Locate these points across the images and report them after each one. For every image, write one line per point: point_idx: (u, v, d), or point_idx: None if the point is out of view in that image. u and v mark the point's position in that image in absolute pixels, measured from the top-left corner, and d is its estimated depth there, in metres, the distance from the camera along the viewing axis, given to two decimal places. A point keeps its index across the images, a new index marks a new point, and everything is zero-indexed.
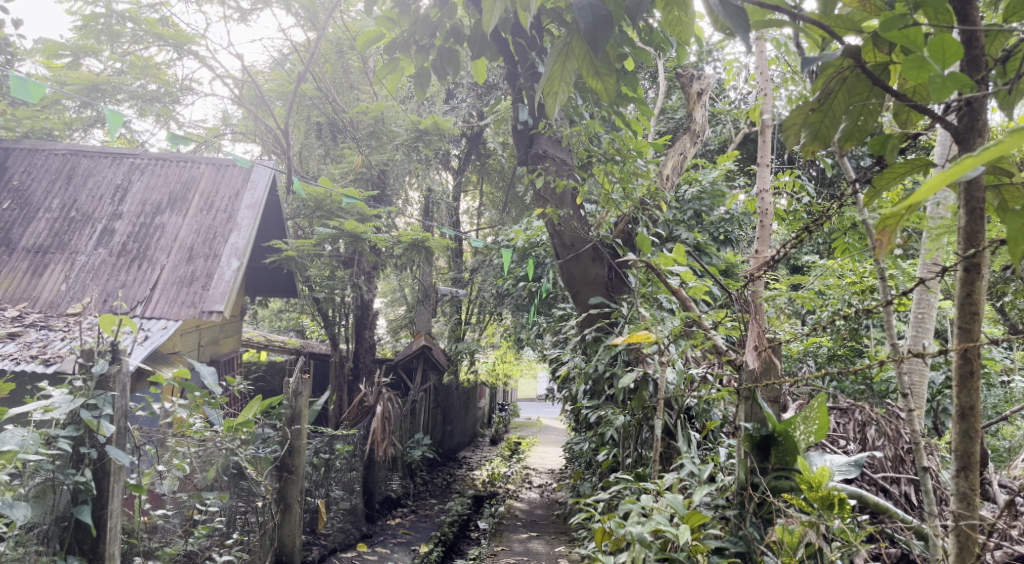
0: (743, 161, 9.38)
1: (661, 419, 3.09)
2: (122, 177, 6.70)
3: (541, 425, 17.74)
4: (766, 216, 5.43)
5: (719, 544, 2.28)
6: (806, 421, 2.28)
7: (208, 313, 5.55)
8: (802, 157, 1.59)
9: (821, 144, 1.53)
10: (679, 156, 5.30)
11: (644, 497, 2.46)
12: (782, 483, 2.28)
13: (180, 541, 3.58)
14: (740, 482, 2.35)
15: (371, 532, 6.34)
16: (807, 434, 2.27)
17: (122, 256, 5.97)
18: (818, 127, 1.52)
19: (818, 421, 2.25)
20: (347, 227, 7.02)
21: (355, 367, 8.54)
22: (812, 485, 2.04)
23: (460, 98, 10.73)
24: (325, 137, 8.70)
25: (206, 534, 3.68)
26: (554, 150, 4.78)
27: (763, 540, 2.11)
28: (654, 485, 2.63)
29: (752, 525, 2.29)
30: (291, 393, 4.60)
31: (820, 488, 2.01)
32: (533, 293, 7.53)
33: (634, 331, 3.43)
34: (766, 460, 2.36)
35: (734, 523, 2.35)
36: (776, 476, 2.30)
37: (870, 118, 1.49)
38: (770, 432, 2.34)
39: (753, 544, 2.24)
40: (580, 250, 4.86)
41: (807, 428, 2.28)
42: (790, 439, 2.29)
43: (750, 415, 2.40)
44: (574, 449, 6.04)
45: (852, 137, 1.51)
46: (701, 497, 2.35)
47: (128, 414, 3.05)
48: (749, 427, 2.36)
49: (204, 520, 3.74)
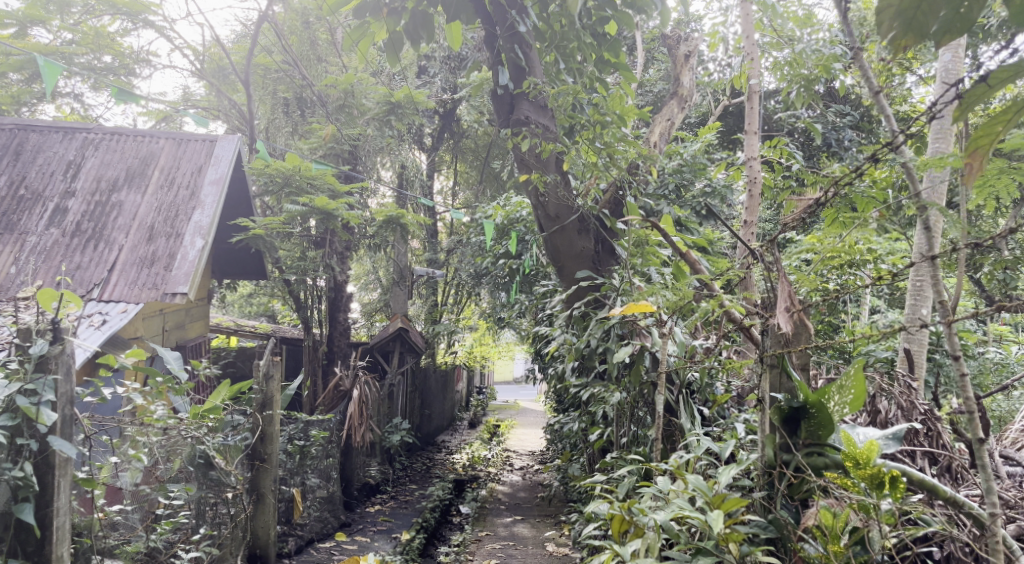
0: (722, 135, 9.26)
1: (663, 395, 2.88)
2: (75, 152, 6.27)
3: (519, 407, 17.59)
4: (753, 185, 5.42)
5: (751, 530, 2.12)
6: (841, 391, 2.15)
7: (172, 295, 5.24)
8: (891, 54, 1.48)
9: (914, 36, 1.42)
10: (667, 123, 5.07)
11: (661, 481, 2.28)
12: (817, 460, 2.13)
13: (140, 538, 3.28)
14: (769, 461, 2.21)
15: (351, 521, 6.10)
16: (842, 406, 2.14)
17: (76, 236, 5.60)
18: (912, 16, 1.43)
19: (854, 392, 2.11)
20: (318, 203, 6.68)
21: (330, 351, 8.22)
22: (858, 462, 1.96)
23: (433, 72, 10.45)
24: (293, 111, 8.30)
25: (170, 529, 3.40)
26: (536, 116, 4.62)
27: (801, 525, 2.03)
28: (669, 463, 2.46)
29: (784, 509, 2.15)
30: (262, 376, 4.33)
31: (867, 466, 1.94)
32: (512, 271, 7.32)
33: (631, 301, 3.21)
34: (796, 434, 2.19)
35: (762, 506, 2.21)
36: (810, 453, 2.14)
37: (974, 6, 1.37)
38: (803, 404, 2.17)
39: (787, 530, 2.10)
40: (565, 221, 4.67)
41: (842, 399, 2.14)
42: (825, 412, 2.12)
43: (777, 386, 2.31)
44: (560, 429, 5.85)
45: (952, 29, 1.40)
46: (727, 478, 2.17)
47: (75, 400, 2.76)
48: (778, 399, 2.23)
49: (167, 514, 3.44)
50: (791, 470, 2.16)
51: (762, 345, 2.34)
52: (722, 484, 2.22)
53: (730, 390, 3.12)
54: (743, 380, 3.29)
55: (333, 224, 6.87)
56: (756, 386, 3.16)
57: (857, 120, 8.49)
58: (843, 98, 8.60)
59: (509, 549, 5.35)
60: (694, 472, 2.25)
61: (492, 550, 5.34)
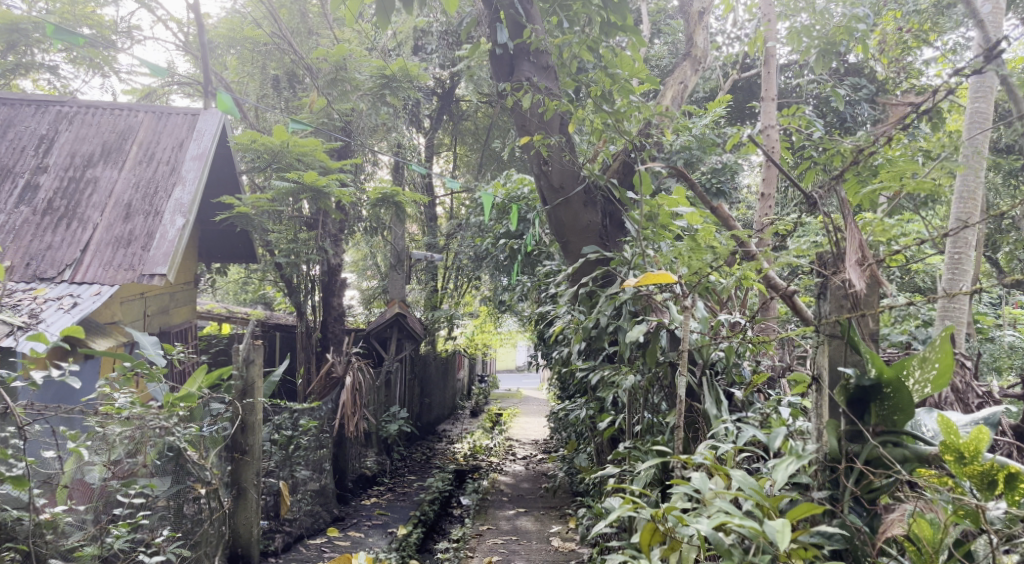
0: (731, 111, 8.87)
1: (686, 377, 2.50)
2: (48, 127, 5.92)
3: (521, 396, 17.22)
4: (771, 156, 5.08)
5: (817, 539, 1.86)
6: (922, 366, 2.00)
7: (149, 276, 4.90)
8: None
9: None
10: (680, 86, 4.73)
11: (695, 480, 1.95)
12: (895, 450, 1.94)
13: (95, 542, 2.99)
14: (834, 454, 2.00)
15: (344, 515, 5.77)
16: (923, 384, 2.00)
17: (47, 215, 5.27)
18: None
19: (938, 367, 1.97)
20: (307, 179, 6.27)
21: (324, 337, 7.88)
22: (963, 455, 1.73)
23: (430, 48, 10.08)
24: (283, 88, 8.02)
25: (131, 531, 3.09)
26: (538, 78, 4.26)
27: (881, 536, 1.76)
28: (701, 454, 2.12)
29: (854, 511, 1.93)
30: (241, 361, 3.96)
31: (976, 461, 1.71)
32: (513, 252, 6.98)
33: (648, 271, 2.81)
34: (866, 419, 2.01)
35: (826, 509, 1.97)
36: (886, 442, 1.95)
37: None
38: (876, 382, 1.97)
39: (860, 538, 1.86)
40: (571, 192, 4.34)
41: (923, 375, 1.99)
42: (905, 392, 1.94)
43: (842, 360, 2.10)
44: (565, 417, 5.52)
45: None
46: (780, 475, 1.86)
47: None
48: (847, 376, 2.02)
49: (128, 514, 3.14)
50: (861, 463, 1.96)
51: (819, 311, 2.12)
52: (778, 484, 1.90)
53: (760, 370, 2.77)
54: (773, 361, 2.94)
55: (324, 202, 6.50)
56: (790, 367, 2.80)
57: (874, 93, 8.10)
58: (858, 71, 8.22)
59: (512, 544, 5.03)
60: (736, 469, 1.92)
61: (493, 545, 5.01)
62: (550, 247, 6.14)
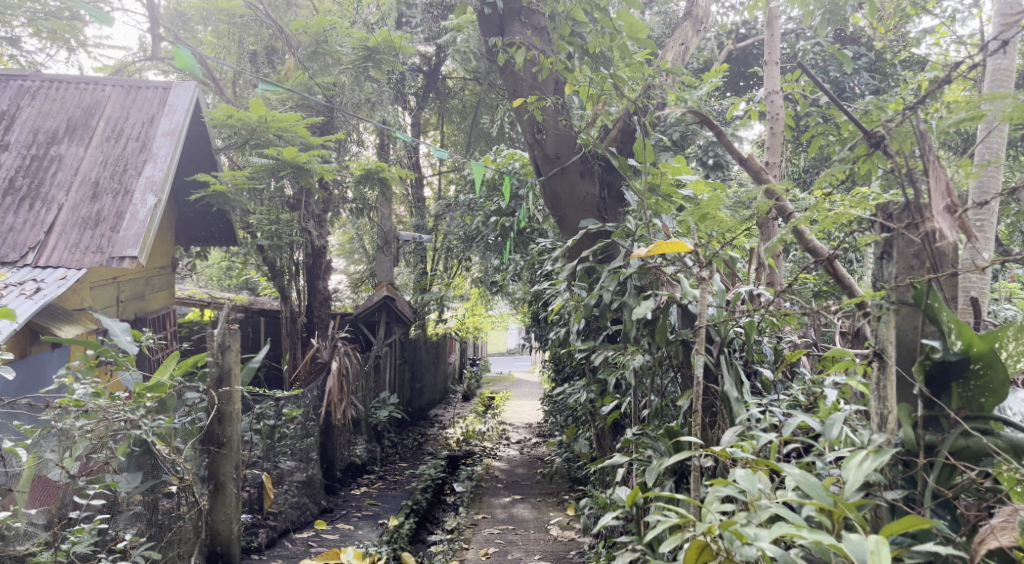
0: (728, 82, 8.58)
1: (702, 355, 2.24)
2: (9, 102, 5.59)
3: (514, 379, 17.03)
4: (775, 122, 4.82)
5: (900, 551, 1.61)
6: (1017, 337, 1.79)
7: (120, 258, 4.59)
8: None
9: None
10: (682, 47, 4.45)
11: (742, 482, 1.75)
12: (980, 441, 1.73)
13: (50, 549, 2.75)
14: (909, 444, 1.77)
15: (333, 507, 5.54)
16: (1015, 357, 1.81)
17: (9, 195, 4.96)
18: None
19: None
20: (286, 154, 5.93)
21: (310, 321, 7.60)
22: None
23: (414, 21, 9.72)
24: (261, 62, 7.72)
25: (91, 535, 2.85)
26: (531, 40, 3.99)
27: (983, 551, 1.49)
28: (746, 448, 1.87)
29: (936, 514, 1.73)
30: (217, 347, 3.67)
31: None
32: (505, 229, 6.70)
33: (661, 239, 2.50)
34: (945, 402, 1.81)
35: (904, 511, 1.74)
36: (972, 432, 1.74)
37: None
38: (963, 357, 1.77)
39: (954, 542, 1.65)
40: (566, 163, 4.09)
41: (1018, 347, 1.80)
42: (997, 371, 1.74)
43: (917, 333, 1.86)
44: (562, 400, 5.27)
45: None
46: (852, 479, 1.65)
47: None
48: (933, 347, 1.82)
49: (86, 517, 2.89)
50: (941, 456, 1.72)
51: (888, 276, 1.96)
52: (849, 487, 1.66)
53: (782, 347, 2.53)
54: (795, 337, 2.70)
55: (304, 179, 6.17)
56: (816, 344, 2.55)
57: (875, 61, 7.84)
58: (857, 39, 7.95)
59: (509, 534, 4.80)
60: (790, 468, 1.70)
61: (489, 536, 4.78)
62: (544, 224, 5.86)
